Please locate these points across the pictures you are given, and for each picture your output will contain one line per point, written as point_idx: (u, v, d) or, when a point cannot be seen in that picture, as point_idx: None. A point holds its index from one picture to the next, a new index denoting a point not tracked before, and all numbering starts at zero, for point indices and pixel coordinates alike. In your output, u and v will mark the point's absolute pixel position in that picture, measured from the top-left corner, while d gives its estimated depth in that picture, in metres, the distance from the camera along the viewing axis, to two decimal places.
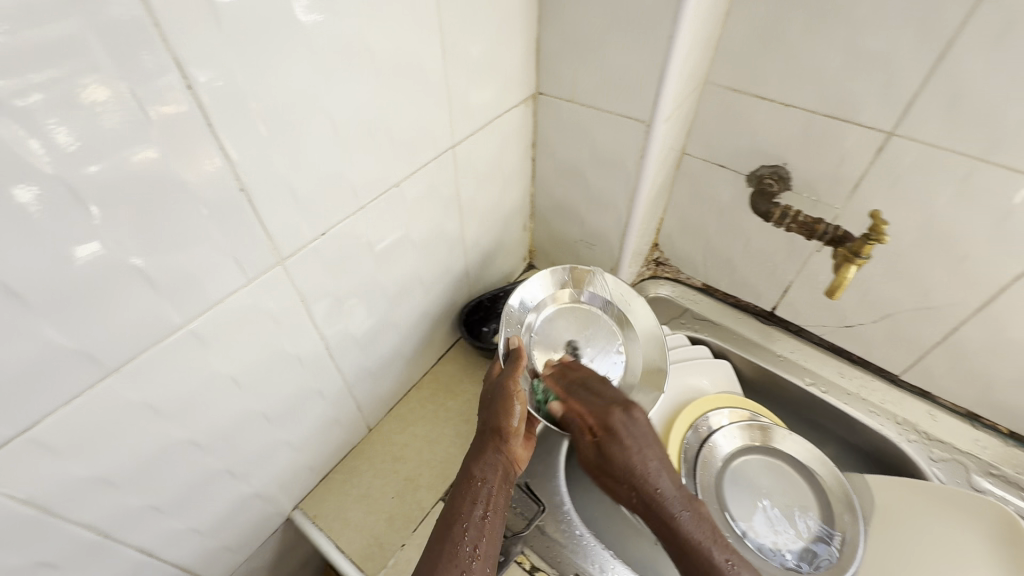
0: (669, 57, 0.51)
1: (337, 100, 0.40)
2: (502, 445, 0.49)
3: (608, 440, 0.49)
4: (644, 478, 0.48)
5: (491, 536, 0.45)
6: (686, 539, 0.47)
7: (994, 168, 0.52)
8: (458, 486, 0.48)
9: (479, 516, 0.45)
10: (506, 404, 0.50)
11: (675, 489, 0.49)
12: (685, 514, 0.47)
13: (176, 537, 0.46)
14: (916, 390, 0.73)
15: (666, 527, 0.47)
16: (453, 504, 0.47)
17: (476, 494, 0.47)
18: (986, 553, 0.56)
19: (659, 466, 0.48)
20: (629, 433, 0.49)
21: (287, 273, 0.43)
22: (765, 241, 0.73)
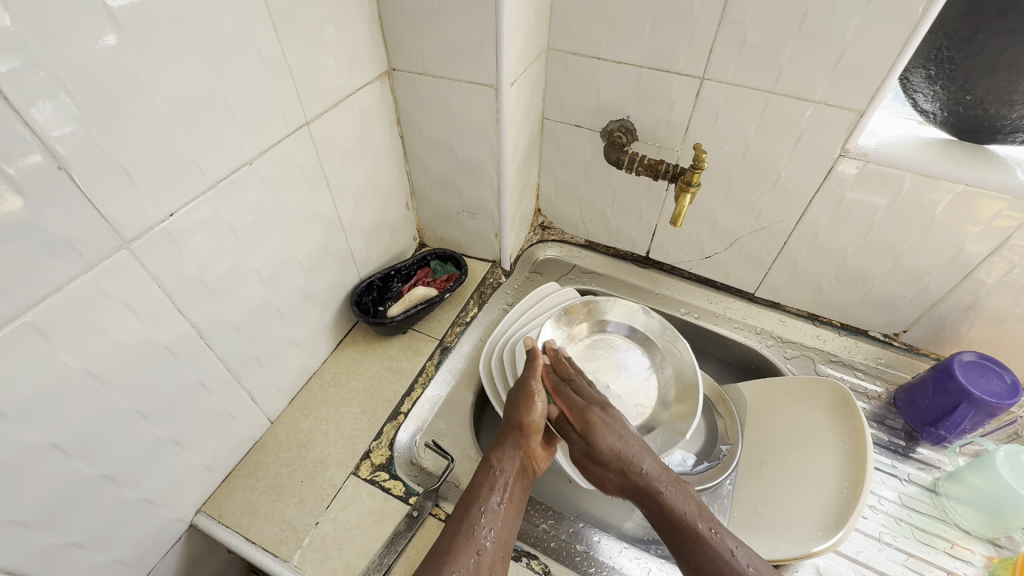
0: (500, 23, 0.56)
1: (167, 80, 0.41)
2: (517, 441, 0.58)
3: (618, 462, 0.57)
4: (648, 488, 0.55)
5: (504, 523, 0.52)
6: (681, 529, 0.51)
7: (780, 99, 0.62)
8: (476, 477, 0.56)
9: (496, 503, 0.54)
10: (528, 404, 0.60)
11: (672, 483, 0.55)
12: (674, 498, 0.53)
13: (54, 555, 0.43)
14: (767, 303, 0.84)
15: (675, 521, 0.52)
16: (472, 490, 0.55)
17: (492, 483, 0.55)
18: (826, 409, 0.66)
19: (641, 458, 0.57)
20: (624, 436, 0.59)
21: (136, 258, 0.42)
22: (627, 191, 0.81)
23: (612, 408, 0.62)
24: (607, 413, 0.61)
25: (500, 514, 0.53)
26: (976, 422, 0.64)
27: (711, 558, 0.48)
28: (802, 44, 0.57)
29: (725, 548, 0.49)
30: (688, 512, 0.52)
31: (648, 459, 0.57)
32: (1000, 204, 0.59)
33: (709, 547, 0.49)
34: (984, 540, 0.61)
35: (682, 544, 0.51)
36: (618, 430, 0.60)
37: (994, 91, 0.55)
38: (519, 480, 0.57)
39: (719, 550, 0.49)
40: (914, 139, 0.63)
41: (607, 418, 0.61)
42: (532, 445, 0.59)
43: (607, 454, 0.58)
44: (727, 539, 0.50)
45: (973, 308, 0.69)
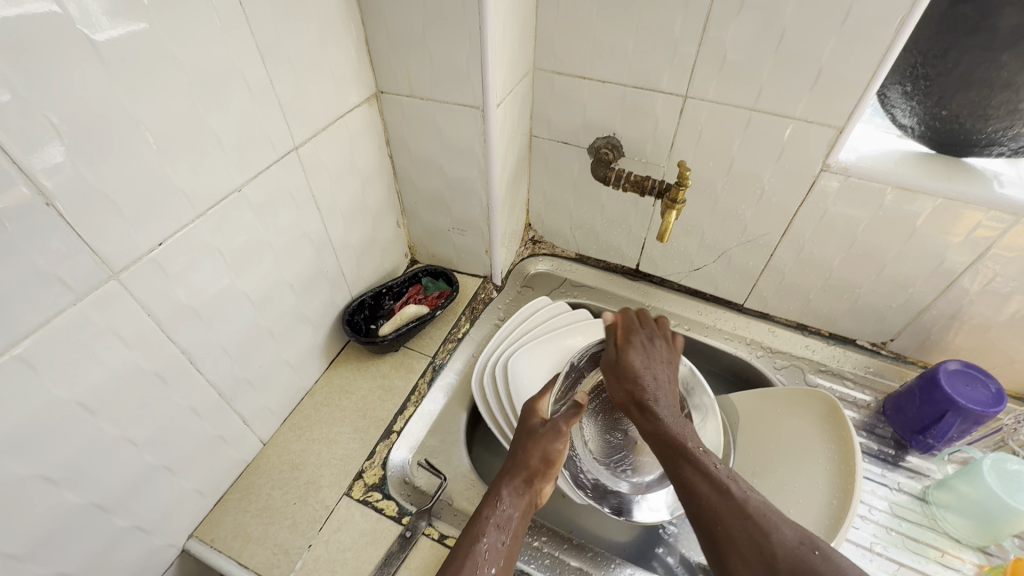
0: (484, 47, 0.57)
1: (153, 111, 0.41)
2: (528, 479, 0.55)
3: (632, 379, 0.59)
4: (651, 403, 0.56)
5: (507, 558, 0.50)
6: (670, 441, 0.51)
7: (761, 116, 0.63)
8: (478, 509, 0.53)
9: (500, 542, 0.51)
10: (540, 441, 0.58)
11: (674, 410, 0.56)
12: (671, 418, 0.54)
13: None
14: (757, 313, 0.85)
15: (666, 437, 0.52)
16: (472, 523, 0.52)
17: (497, 520, 0.52)
18: (815, 419, 0.66)
19: (654, 388, 0.58)
20: (651, 365, 0.61)
21: (124, 288, 0.42)
22: (615, 205, 0.82)
23: (656, 341, 0.65)
24: (640, 342, 0.64)
25: (504, 548, 0.50)
26: (963, 430, 0.65)
27: (698, 471, 0.48)
28: (780, 63, 0.58)
29: (710, 462, 0.48)
30: (682, 431, 0.52)
31: (660, 386, 0.58)
32: (979, 216, 0.60)
33: (696, 460, 0.49)
34: (974, 548, 0.62)
35: (672, 455, 0.50)
36: (649, 356, 0.62)
37: (968, 107, 0.57)
38: (524, 509, 0.54)
39: (703, 464, 0.48)
40: (893, 153, 0.64)
41: (646, 342, 0.65)
42: (544, 479, 0.57)
43: (627, 368, 0.60)
44: (713, 456, 0.49)
45: (957, 316, 0.70)
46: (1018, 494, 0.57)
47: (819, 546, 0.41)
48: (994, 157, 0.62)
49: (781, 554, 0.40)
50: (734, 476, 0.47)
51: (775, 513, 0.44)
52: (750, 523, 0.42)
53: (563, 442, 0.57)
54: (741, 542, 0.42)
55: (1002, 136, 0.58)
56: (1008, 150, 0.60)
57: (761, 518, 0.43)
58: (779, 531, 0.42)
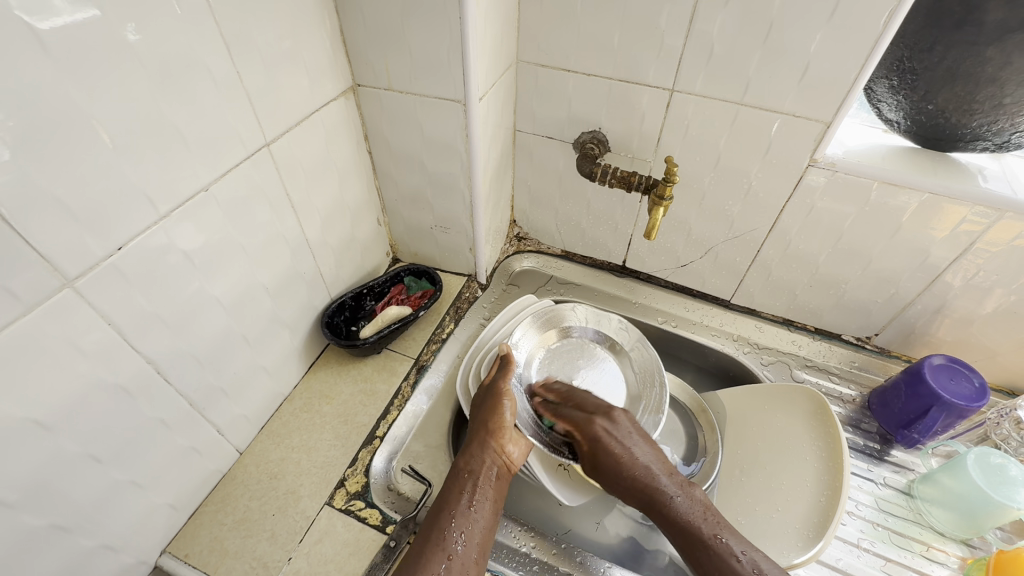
0: (465, 38, 0.55)
1: (107, 104, 0.38)
2: (485, 442, 0.57)
3: (625, 473, 0.57)
4: (656, 488, 0.56)
5: (478, 526, 0.52)
6: (688, 532, 0.52)
7: (749, 111, 0.62)
8: (451, 480, 0.56)
9: (466, 506, 0.53)
10: (495, 406, 0.59)
11: (679, 486, 0.56)
12: (681, 500, 0.55)
13: None
14: (744, 309, 0.85)
15: (681, 526, 0.53)
16: (446, 493, 0.54)
17: (463, 487, 0.54)
18: (802, 416, 0.66)
19: (653, 475, 0.57)
20: (632, 446, 0.58)
21: (80, 295, 0.40)
22: (601, 202, 0.80)
23: (616, 415, 0.62)
24: (612, 424, 0.61)
25: (471, 517, 0.52)
26: (947, 424, 0.65)
27: (717, 565, 0.50)
28: (768, 57, 0.57)
29: (731, 553, 0.50)
30: (694, 516, 0.53)
31: (647, 458, 0.58)
32: (964, 211, 0.60)
33: (715, 553, 0.50)
34: (958, 541, 0.62)
35: (690, 550, 0.52)
36: (628, 441, 0.59)
37: (953, 102, 0.56)
38: (489, 474, 0.56)
39: (723, 554, 0.50)
40: (879, 148, 0.64)
41: (614, 428, 0.60)
42: (500, 441, 0.57)
43: (616, 465, 0.57)
44: (732, 543, 0.51)
45: (940, 310, 0.70)
46: (1001, 488, 0.57)
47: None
48: (979, 152, 0.62)
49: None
50: (752, 554, 0.50)
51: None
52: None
53: (507, 398, 0.60)
54: None
55: (988, 131, 0.58)
56: (992, 145, 0.60)
57: None
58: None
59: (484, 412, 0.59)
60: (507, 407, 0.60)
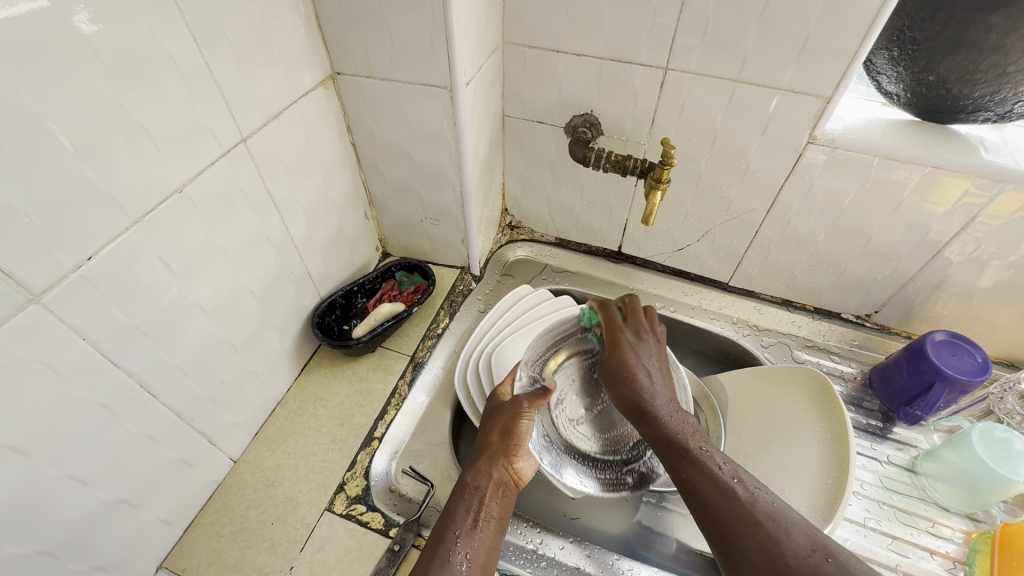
0: (448, 19, 0.52)
1: (61, 103, 0.35)
2: (495, 458, 0.55)
3: (630, 381, 0.56)
4: (650, 403, 0.54)
5: (483, 544, 0.48)
6: (673, 445, 0.50)
7: (746, 87, 0.60)
8: (455, 497, 0.52)
9: (471, 524, 0.49)
10: (512, 423, 0.57)
11: (671, 404, 0.53)
12: (672, 417, 0.52)
13: None
14: (742, 291, 0.84)
15: (667, 436, 0.51)
16: (450, 512, 0.51)
17: (468, 503, 0.51)
18: (804, 397, 0.65)
19: (650, 394, 0.54)
20: (642, 358, 0.57)
21: (49, 312, 0.37)
22: (595, 187, 0.78)
23: (644, 335, 0.60)
24: (637, 338, 0.59)
25: (477, 536, 0.48)
26: (950, 399, 0.65)
27: (699, 473, 0.47)
28: (765, 30, 0.55)
29: (713, 463, 0.48)
30: (683, 432, 0.51)
31: (653, 378, 0.56)
32: (965, 185, 0.58)
33: (696, 461, 0.48)
34: (963, 516, 0.63)
35: (672, 460, 0.49)
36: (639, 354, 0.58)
37: (955, 72, 0.55)
38: (495, 492, 0.53)
39: (706, 464, 0.47)
40: (879, 123, 0.62)
41: (635, 343, 0.59)
42: (511, 458, 0.56)
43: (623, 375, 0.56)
44: (715, 456, 0.48)
45: (940, 286, 0.69)
46: (1007, 463, 0.57)
47: (830, 551, 0.40)
48: (979, 123, 0.61)
49: (787, 555, 0.41)
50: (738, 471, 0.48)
51: (784, 513, 0.44)
52: (760, 531, 0.42)
53: (524, 424, 0.57)
54: (751, 551, 0.42)
55: (990, 101, 0.56)
56: (994, 116, 0.59)
57: (772, 522, 0.43)
58: (788, 537, 0.42)
59: (498, 433, 0.57)
60: (525, 426, 0.57)
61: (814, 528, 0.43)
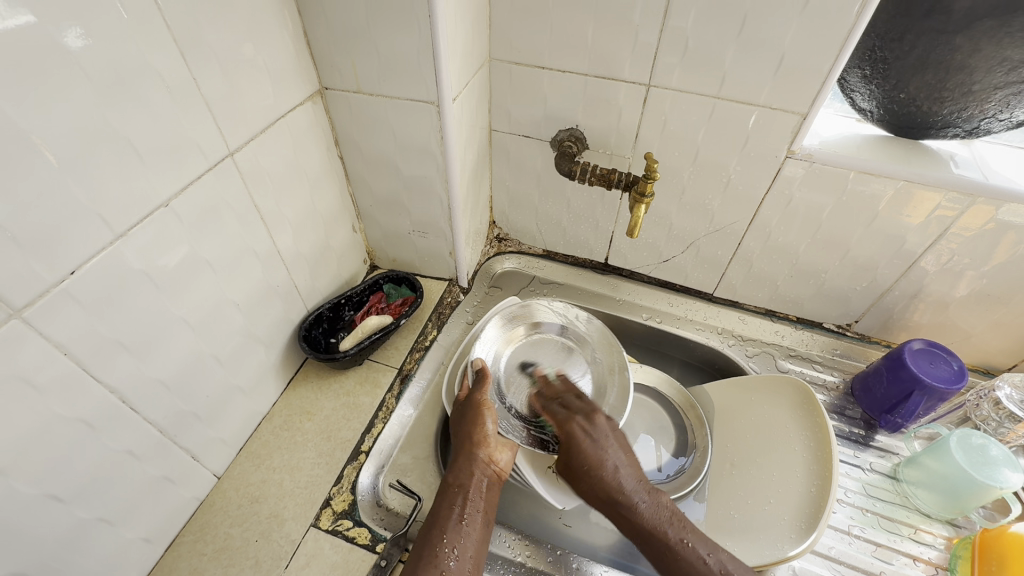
0: (434, 36, 0.53)
1: (47, 118, 0.35)
2: (472, 455, 0.56)
3: (595, 472, 0.55)
4: (621, 494, 0.54)
5: (471, 539, 0.50)
6: (656, 542, 0.51)
7: (726, 103, 0.61)
8: (440, 498, 0.54)
9: (457, 519, 0.51)
10: (477, 418, 0.59)
11: (645, 490, 0.54)
12: (648, 506, 0.53)
13: None
14: (727, 302, 0.85)
15: (648, 531, 0.52)
16: (436, 509, 0.52)
17: (452, 500, 0.53)
18: (788, 405, 0.66)
19: (617, 476, 0.55)
20: (606, 448, 0.57)
21: (29, 327, 0.37)
22: (581, 199, 0.79)
23: (596, 417, 0.60)
24: (590, 425, 0.60)
25: (463, 530, 0.50)
26: (928, 407, 0.67)
27: (687, 569, 0.49)
28: (742, 49, 0.57)
29: (697, 556, 0.49)
30: (659, 522, 0.52)
31: (620, 459, 0.57)
32: (938, 198, 0.60)
33: (686, 562, 0.49)
34: (944, 522, 0.64)
35: (659, 556, 0.50)
36: (600, 443, 0.58)
37: (925, 90, 0.57)
38: (479, 485, 0.54)
39: (692, 563, 0.49)
40: (853, 138, 0.64)
41: (588, 427, 0.59)
42: (487, 450, 0.57)
43: (584, 467, 0.56)
44: (698, 548, 0.50)
45: (917, 296, 0.71)
46: (984, 468, 0.58)
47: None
48: (949, 139, 0.63)
49: None
50: (728, 563, 0.49)
51: None
52: None
53: (490, 421, 0.58)
54: None
55: (958, 118, 0.58)
56: (962, 131, 0.61)
57: None
58: None
59: (468, 428, 0.58)
60: (488, 416, 0.59)
61: None
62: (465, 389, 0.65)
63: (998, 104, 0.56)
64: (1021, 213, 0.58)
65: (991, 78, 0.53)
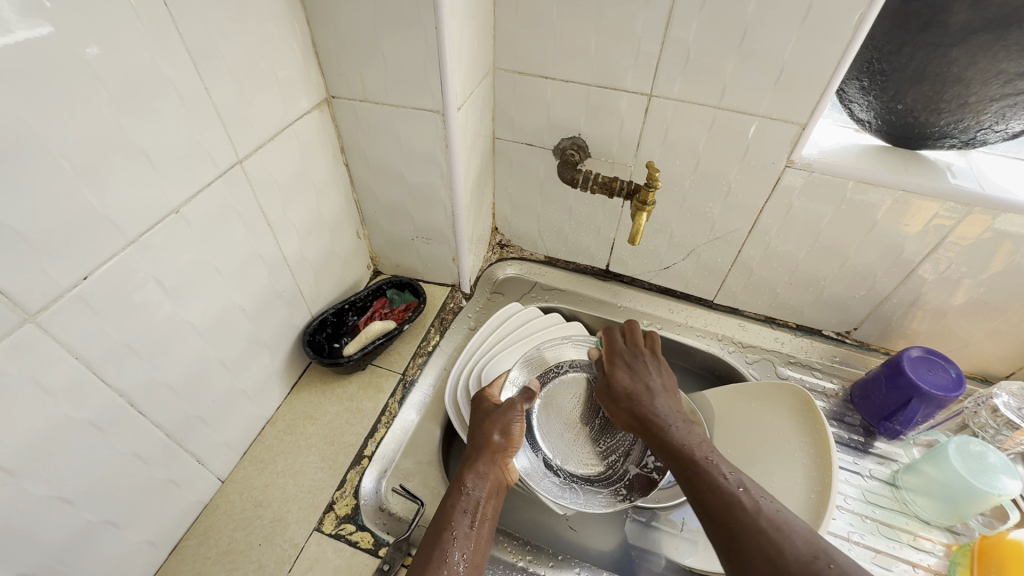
0: (441, 47, 0.54)
1: (66, 127, 0.36)
2: (492, 459, 0.57)
3: (634, 396, 0.60)
4: (656, 416, 0.57)
5: (478, 546, 0.49)
6: (678, 452, 0.52)
7: (727, 113, 0.62)
8: (447, 498, 0.53)
9: (468, 525, 0.50)
10: (501, 425, 0.60)
11: (681, 418, 0.57)
12: (679, 428, 0.55)
13: None
14: (727, 308, 0.86)
15: (674, 444, 0.53)
16: (444, 511, 0.51)
17: (464, 504, 0.52)
18: (788, 412, 0.66)
19: (655, 400, 0.59)
20: (650, 377, 0.62)
21: (43, 331, 0.37)
22: (583, 207, 0.80)
23: (648, 357, 0.65)
24: (634, 361, 0.65)
25: (473, 538, 0.49)
26: (927, 414, 0.67)
27: (707, 482, 0.47)
28: (743, 61, 0.58)
29: (718, 472, 0.48)
30: (689, 441, 0.53)
31: (662, 390, 0.61)
32: (934, 207, 0.61)
33: (703, 470, 0.48)
34: (942, 529, 0.64)
35: (681, 469, 0.50)
36: (639, 374, 0.63)
37: (921, 102, 0.58)
38: (490, 492, 0.54)
39: (711, 474, 0.48)
40: (852, 148, 0.65)
41: (633, 361, 0.65)
42: (505, 461, 0.58)
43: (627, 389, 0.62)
44: (720, 465, 0.49)
45: (916, 303, 0.72)
46: (983, 476, 0.58)
47: (833, 557, 0.39)
48: (946, 149, 0.64)
49: (789, 561, 0.39)
50: (745, 479, 0.47)
51: (790, 521, 0.43)
52: (760, 536, 0.42)
53: (514, 430, 0.60)
54: (751, 554, 0.41)
55: (955, 129, 0.59)
56: (959, 142, 0.62)
57: (776, 530, 0.42)
58: (789, 543, 0.41)
59: (489, 434, 0.59)
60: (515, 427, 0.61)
61: (820, 537, 0.42)
62: (496, 385, 0.66)
63: (994, 116, 0.57)
64: (1017, 223, 0.59)
65: (987, 90, 0.54)
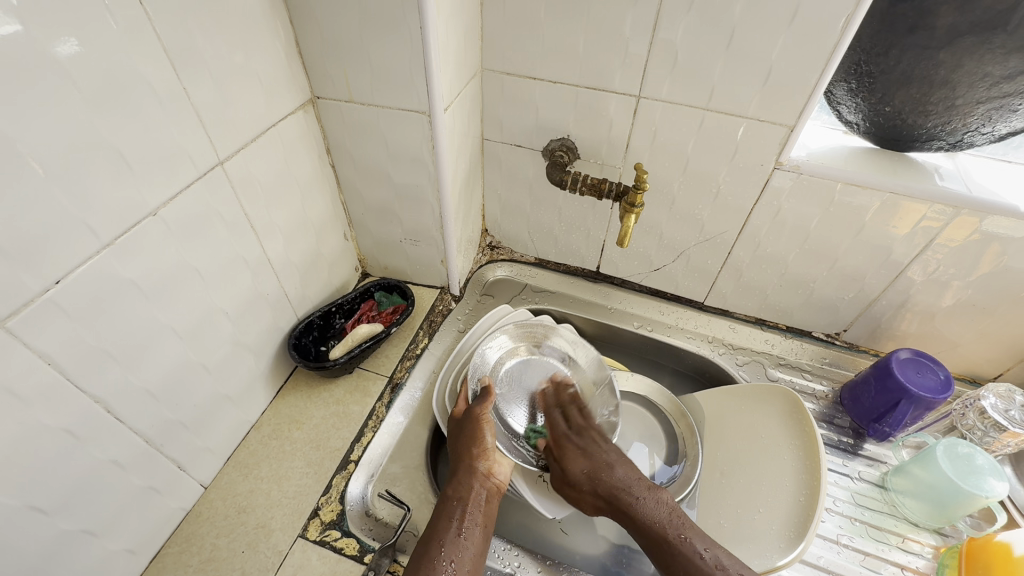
0: (426, 48, 0.54)
1: (36, 128, 0.35)
2: (473, 467, 0.57)
3: (599, 473, 0.59)
4: (626, 494, 0.57)
5: (468, 552, 0.51)
6: (656, 538, 0.53)
7: (715, 115, 0.62)
8: (439, 509, 0.55)
9: (456, 534, 0.52)
10: (477, 433, 0.60)
11: (647, 490, 0.57)
12: (649, 504, 0.56)
13: None
14: (717, 310, 0.86)
15: (648, 530, 0.54)
16: (434, 523, 0.53)
17: (452, 516, 0.53)
18: (778, 414, 0.66)
19: (618, 476, 0.59)
20: (606, 453, 0.61)
21: (13, 337, 0.36)
22: (573, 208, 0.80)
23: (593, 433, 0.64)
24: (582, 439, 0.63)
25: (461, 543, 0.51)
26: (915, 416, 0.67)
27: (687, 567, 0.51)
28: (731, 63, 0.58)
29: (695, 552, 0.51)
30: (660, 518, 0.54)
31: (620, 467, 0.60)
32: (923, 209, 0.61)
33: (682, 553, 0.51)
34: (931, 530, 0.64)
35: (657, 553, 0.53)
36: (590, 452, 0.61)
37: (908, 105, 0.58)
38: (478, 498, 0.56)
39: (689, 554, 0.51)
40: (841, 150, 0.65)
41: (577, 442, 0.62)
42: (488, 463, 0.58)
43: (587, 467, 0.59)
44: (696, 543, 0.52)
45: (904, 305, 0.72)
46: (970, 478, 0.58)
47: None
48: (934, 151, 0.64)
49: None
50: (721, 555, 0.51)
51: None
52: None
53: (487, 436, 0.59)
54: None
55: (942, 131, 0.59)
56: (947, 145, 0.62)
57: None
58: None
59: (466, 441, 0.59)
60: (487, 431, 0.60)
61: None
62: (462, 402, 0.65)
63: (981, 118, 0.57)
64: (1004, 226, 0.59)
65: (973, 93, 0.54)
